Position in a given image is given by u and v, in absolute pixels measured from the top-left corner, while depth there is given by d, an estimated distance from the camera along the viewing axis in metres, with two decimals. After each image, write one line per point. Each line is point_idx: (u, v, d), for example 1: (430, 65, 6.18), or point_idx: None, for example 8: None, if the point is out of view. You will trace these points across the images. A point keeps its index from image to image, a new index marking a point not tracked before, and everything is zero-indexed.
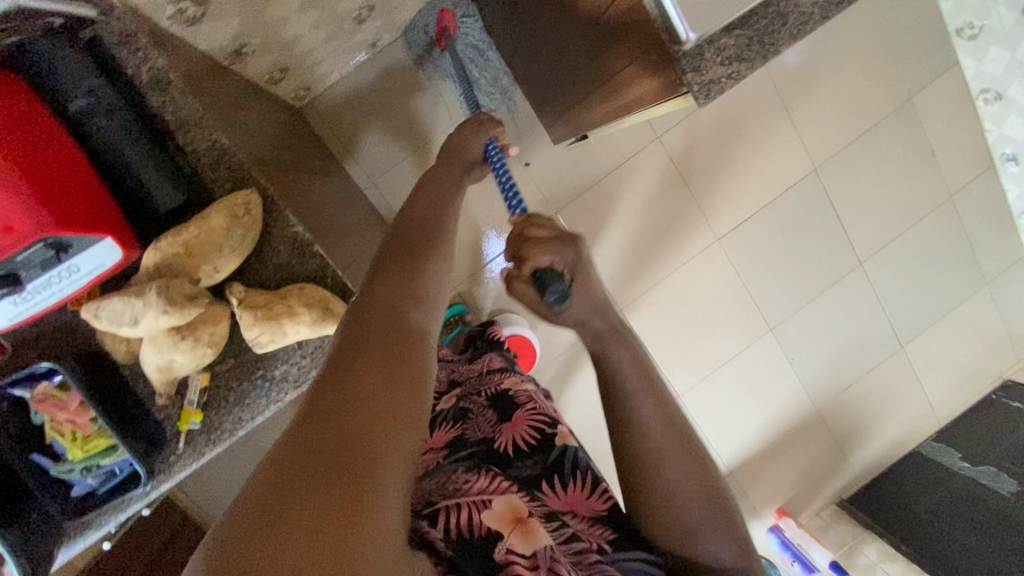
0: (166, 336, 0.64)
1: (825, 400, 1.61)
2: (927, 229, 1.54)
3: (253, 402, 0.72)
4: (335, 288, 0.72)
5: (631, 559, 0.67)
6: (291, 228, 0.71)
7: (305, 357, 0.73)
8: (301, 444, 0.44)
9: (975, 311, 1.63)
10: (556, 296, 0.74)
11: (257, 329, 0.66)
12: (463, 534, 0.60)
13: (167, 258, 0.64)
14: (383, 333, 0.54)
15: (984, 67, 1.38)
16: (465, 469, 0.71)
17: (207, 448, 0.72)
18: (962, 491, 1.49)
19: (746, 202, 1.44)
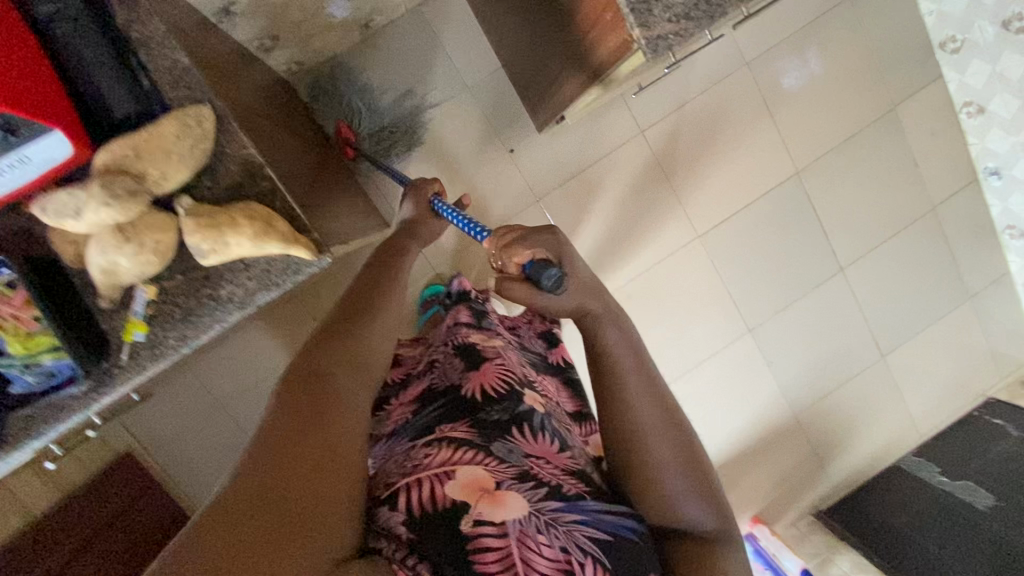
0: (111, 237, 0.60)
1: (805, 407, 1.60)
2: (910, 238, 1.55)
3: (198, 322, 0.67)
4: (285, 213, 0.68)
5: (607, 510, 0.63)
6: (243, 149, 0.67)
7: (251, 279, 0.68)
8: (231, 501, 0.46)
9: (958, 325, 1.63)
10: (551, 282, 0.65)
11: (200, 237, 0.62)
12: (422, 509, 0.58)
13: (116, 158, 0.60)
14: (311, 387, 0.56)
15: (967, 80, 1.42)
16: (427, 442, 0.67)
17: (150, 364, 0.67)
18: (938, 503, 1.47)
19: (728, 200, 1.45)
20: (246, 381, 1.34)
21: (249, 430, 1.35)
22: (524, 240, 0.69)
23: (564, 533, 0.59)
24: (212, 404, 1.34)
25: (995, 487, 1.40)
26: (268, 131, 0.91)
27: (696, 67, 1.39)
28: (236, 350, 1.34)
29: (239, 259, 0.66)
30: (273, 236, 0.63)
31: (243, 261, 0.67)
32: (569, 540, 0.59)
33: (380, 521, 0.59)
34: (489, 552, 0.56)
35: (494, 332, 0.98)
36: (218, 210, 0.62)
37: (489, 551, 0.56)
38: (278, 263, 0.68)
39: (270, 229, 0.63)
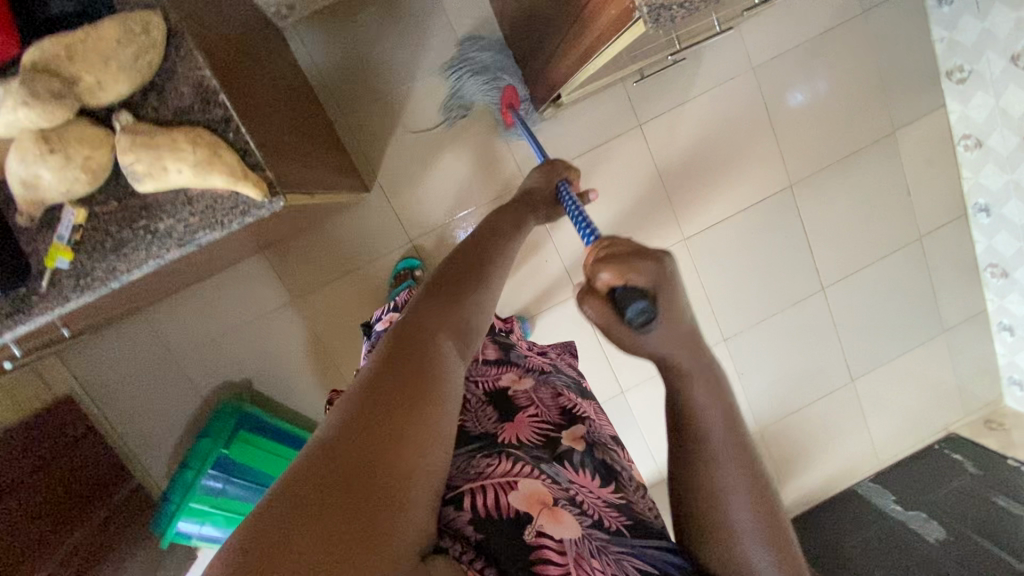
0: (33, 145, 0.57)
1: (771, 422, 1.60)
2: (894, 265, 1.54)
3: (131, 255, 0.63)
4: (236, 146, 0.63)
5: (651, 544, 0.61)
6: (197, 70, 0.61)
7: (194, 216, 0.63)
8: (329, 460, 0.42)
9: (931, 357, 1.63)
10: (636, 317, 0.51)
11: (132, 156, 0.59)
12: (487, 514, 0.58)
13: (47, 58, 0.56)
14: (417, 356, 0.51)
15: (968, 112, 1.41)
16: (484, 454, 0.66)
17: (72, 295, 0.64)
18: (889, 531, 1.48)
19: (719, 205, 1.43)
20: (205, 334, 1.29)
21: (198, 384, 1.31)
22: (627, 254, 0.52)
23: (616, 560, 0.58)
24: (161, 353, 1.28)
25: (947, 521, 1.42)
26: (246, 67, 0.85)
27: (702, 66, 1.35)
28: (196, 299, 1.28)
29: (181, 190, 0.62)
30: (215, 167, 0.60)
31: (187, 195, 0.63)
32: (619, 568, 0.58)
33: (445, 521, 0.57)
34: (550, 564, 0.55)
35: (527, 371, 0.90)
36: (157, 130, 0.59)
37: (551, 564, 0.55)
38: (224, 200, 0.63)
39: (211, 160, 0.59)
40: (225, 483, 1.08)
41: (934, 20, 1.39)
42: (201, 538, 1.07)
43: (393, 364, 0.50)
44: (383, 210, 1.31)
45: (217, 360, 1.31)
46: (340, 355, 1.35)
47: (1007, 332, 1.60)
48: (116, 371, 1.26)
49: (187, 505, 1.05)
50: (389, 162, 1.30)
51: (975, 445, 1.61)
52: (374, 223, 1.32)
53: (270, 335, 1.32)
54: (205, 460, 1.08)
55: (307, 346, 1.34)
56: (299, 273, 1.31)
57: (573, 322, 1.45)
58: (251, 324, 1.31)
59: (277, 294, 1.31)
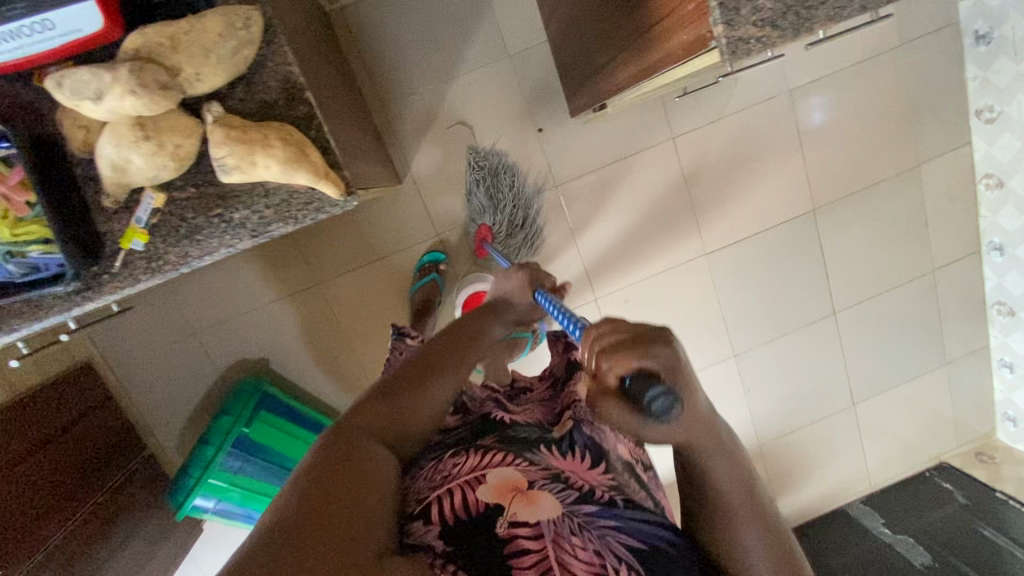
0: (129, 131, 0.55)
1: (770, 439, 1.63)
2: (905, 296, 1.57)
3: (204, 242, 0.63)
4: (317, 143, 0.63)
5: (643, 519, 0.65)
6: (286, 67, 0.61)
7: (270, 208, 0.63)
8: (289, 513, 0.54)
9: (931, 388, 1.67)
10: (656, 406, 0.46)
11: (225, 149, 0.57)
12: (456, 515, 0.63)
13: (149, 46, 0.54)
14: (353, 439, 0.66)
15: (993, 153, 1.43)
16: (454, 453, 0.73)
17: (144, 277, 0.63)
18: (878, 553, 1.52)
19: (742, 224, 1.45)
20: (227, 312, 1.30)
21: (217, 360, 1.32)
22: (620, 344, 0.49)
23: (599, 537, 0.62)
24: (182, 326, 1.30)
25: (933, 547, 1.47)
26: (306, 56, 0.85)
27: (739, 85, 1.36)
28: (220, 277, 1.29)
29: (261, 183, 0.61)
30: (303, 167, 0.59)
31: (264, 187, 0.62)
32: (603, 545, 0.61)
33: (414, 534, 0.62)
34: (525, 554, 0.59)
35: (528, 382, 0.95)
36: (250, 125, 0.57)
37: (526, 553, 0.59)
38: (300, 195, 0.63)
39: (301, 158, 0.59)
40: (244, 462, 1.09)
41: (969, 58, 1.41)
42: (216, 512, 1.09)
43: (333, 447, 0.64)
44: (412, 201, 1.32)
45: (237, 337, 1.31)
46: (358, 342, 1.36)
47: (1006, 369, 1.64)
48: (143, 343, 1.29)
49: (205, 480, 1.06)
50: (423, 155, 1.30)
51: (964, 475, 1.66)
52: (402, 214, 1.32)
53: (290, 317, 1.32)
54: (225, 438, 1.08)
55: (326, 331, 1.34)
56: (324, 258, 1.31)
57: None
58: (273, 305, 1.31)
59: (301, 277, 1.31)
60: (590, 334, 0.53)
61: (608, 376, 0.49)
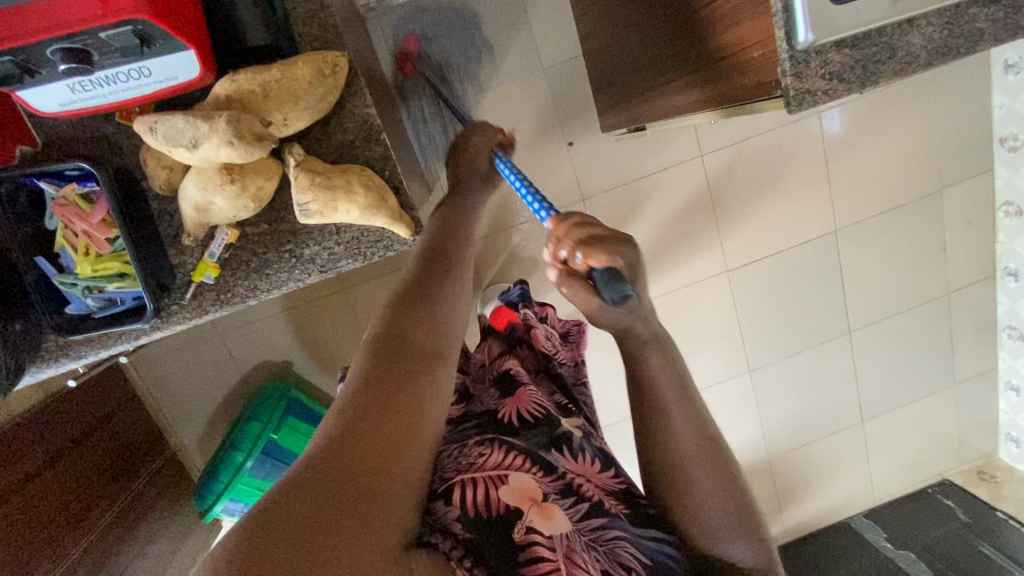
0: (216, 174, 0.57)
1: (779, 452, 1.66)
2: (919, 317, 1.59)
3: (273, 276, 0.66)
4: (391, 184, 0.65)
5: (643, 535, 0.68)
6: (365, 108, 0.64)
7: (340, 245, 0.65)
8: (314, 467, 0.48)
9: (938, 407, 1.70)
10: (614, 296, 0.59)
11: (310, 195, 0.58)
12: (477, 511, 0.61)
13: (242, 92, 0.56)
14: (395, 376, 0.57)
15: (1014, 180, 1.45)
16: (478, 442, 0.72)
17: (213, 308, 0.67)
18: (880, 566, 1.57)
19: (765, 242, 1.46)
20: (253, 315, 1.30)
21: (242, 362, 1.33)
22: (596, 238, 0.60)
23: (607, 553, 0.63)
24: (208, 328, 1.30)
25: (937, 566, 1.52)
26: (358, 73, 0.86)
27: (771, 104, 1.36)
28: None
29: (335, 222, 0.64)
30: (383, 211, 0.61)
31: (336, 225, 0.65)
32: (612, 559, 0.63)
33: (433, 517, 0.61)
34: (541, 563, 0.59)
35: (529, 360, 0.99)
36: (335, 169, 0.59)
37: (542, 561, 0.59)
38: (370, 233, 0.66)
39: (381, 201, 0.61)
40: (270, 469, 1.11)
41: (997, 86, 1.42)
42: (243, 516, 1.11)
43: (370, 382, 0.56)
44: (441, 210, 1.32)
45: (262, 340, 1.32)
46: None
47: (1012, 392, 1.67)
48: (166, 344, 1.29)
49: (235, 485, 1.08)
50: None
51: (966, 492, 1.70)
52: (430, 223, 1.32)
53: (312, 323, 1.33)
54: (254, 445, 1.09)
55: (349, 336, 1.35)
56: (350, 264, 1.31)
57: (608, 340, 1.48)
58: (298, 309, 1.32)
59: (327, 282, 1.31)
60: (564, 219, 0.63)
61: (579, 263, 0.60)
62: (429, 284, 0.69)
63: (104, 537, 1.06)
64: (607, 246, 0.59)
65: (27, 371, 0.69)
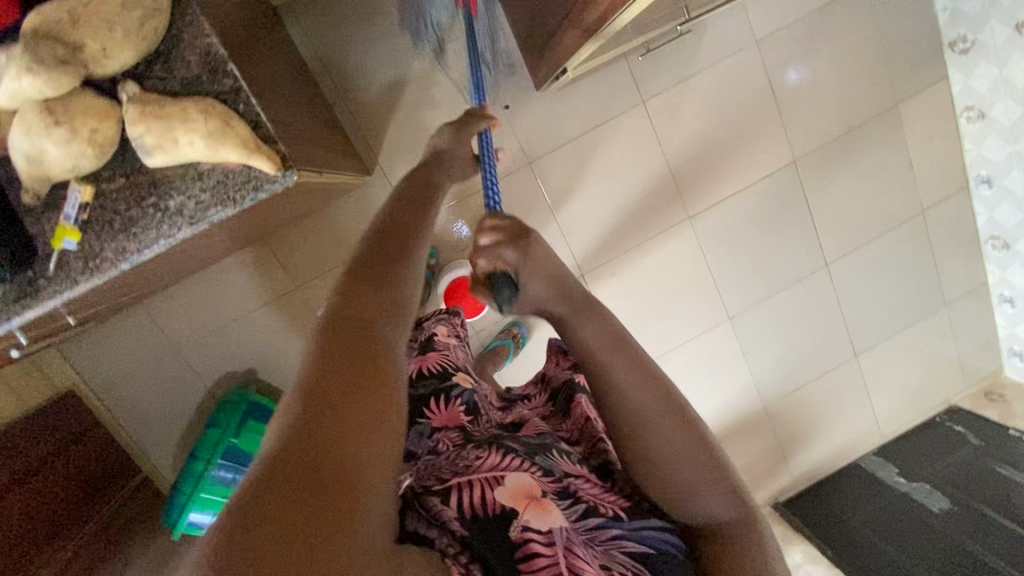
0: (39, 119, 0.60)
1: (774, 399, 1.60)
2: (896, 240, 1.54)
3: (140, 235, 0.67)
4: (246, 117, 0.67)
5: (648, 526, 0.56)
6: (204, 38, 0.66)
7: (205, 193, 0.68)
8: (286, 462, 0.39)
9: (933, 331, 1.64)
10: (500, 301, 0.64)
11: (143, 127, 0.62)
12: (473, 511, 0.51)
13: (47, 21, 0.59)
14: (366, 350, 0.49)
15: (971, 83, 1.40)
16: (476, 445, 0.61)
17: (80, 278, 0.67)
18: (894, 504, 1.50)
19: (723, 182, 1.43)
20: (207, 326, 1.27)
21: (203, 376, 1.29)
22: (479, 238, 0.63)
23: (606, 551, 0.52)
24: (158, 341, 1.26)
25: (952, 492, 1.43)
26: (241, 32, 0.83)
27: (705, 39, 1.34)
28: (193, 289, 1.26)
29: (192, 162, 0.66)
30: (229, 139, 0.64)
31: (198, 170, 0.67)
32: (611, 559, 0.51)
33: (433, 513, 0.51)
34: (539, 558, 0.48)
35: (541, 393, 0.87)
36: (167, 100, 0.63)
37: (540, 555, 0.48)
38: (232, 173, 0.67)
39: (223, 127, 0.63)
40: (235, 473, 1.10)
41: None
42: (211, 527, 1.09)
43: (333, 363, 0.46)
44: (383, 192, 1.29)
45: (222, 349, 1.29)
46: None
47: (1007, 305, 1.61)
48: (120, 364, 1.25)
49: (197, 495, 1.06)
50: (389, 143, 1.28)
51: (976, 416, 1.62)
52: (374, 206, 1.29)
53: (267, 326, 1.30)
54: (214, 450, 1.08)
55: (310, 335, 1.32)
56: (299, 259, 1.28)
57: None
58: (251, 313, 1.28)
59: (279, 280, 1.28)
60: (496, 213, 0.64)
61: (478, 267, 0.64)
62: (394, 257, 0.59)
63: (67, 568, 1.06)
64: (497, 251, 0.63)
65: None
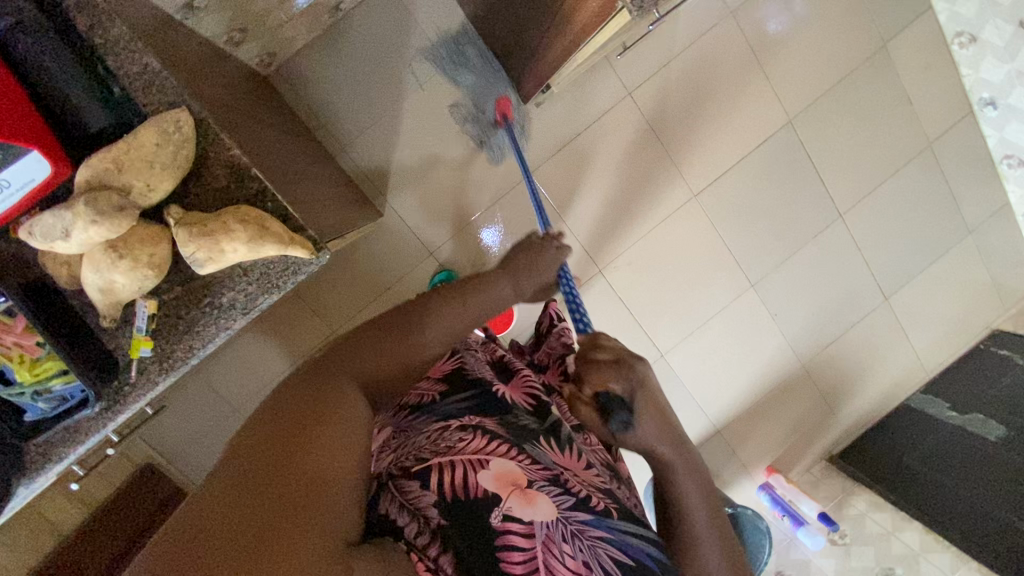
0: (104, 256, 0.67)
1: (811, 356, 1.61)
2: (909, 178, 1.53)
3: (203, 332, 0.75)
4: (279, 213, 0.76)
5: (631, 533, 0.63)
6: (228, 153, 0.74)
7: (252, 285, 0.76)
8: (217, 507, 0.47)
9: (962, 260, 1.62)
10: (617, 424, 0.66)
11: (194, 245, 0.68)
12: (453, 493, 0.60)
13: (99, 173, 0.67)
14: (328, 385, 0.57)
15: (957, 9, 1.39)
16: (460, 426, 0.68)
17: (160, 377, 0.75)
18: (950, 440, 1.48)
19: (722, 155, 1.44)
20: (257, 386, 1.33)
21: None
22: (595, 360, 0.66)
23: (590, 547, 0.60)
24: (217, 403, 1.31)
25: (1004, 417, 1.40)
26: (237, 124, 0.90)
27: (680, 20, 1.36)
28: (239, 354, 1.31)
29: (238, 265, 0.74)
30: (268, 240, 0.71)
31: (241, 268, 0.76)
32: (592, 556, 0.59)
33: (407, 498, 0.60)
34: (515, 550, 0.58)
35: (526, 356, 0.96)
36: (209, 218, 0.69)
37: (516, 550, 0.58)
38: (272, 265, 0.76)
39: (262, 231, 0.70)
40: None
41: None
42: None
43: (285, 404, 0.55)
44: (399, 230, 1.35)
45: None
46: None
47: None
48: (186, 431, 1.30)
49: None
50: (395, 182, 1.33)
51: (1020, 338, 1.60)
52: (393, 244, 1.35)
53: None
54: None
55: None
56: (331, 307, 1.35)
57: (601, 299, 1.49)
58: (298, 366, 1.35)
59: (319, 330, 1.35)
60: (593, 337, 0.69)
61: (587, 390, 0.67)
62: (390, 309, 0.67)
63: None
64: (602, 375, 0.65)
65: (19, 487, 0.72)
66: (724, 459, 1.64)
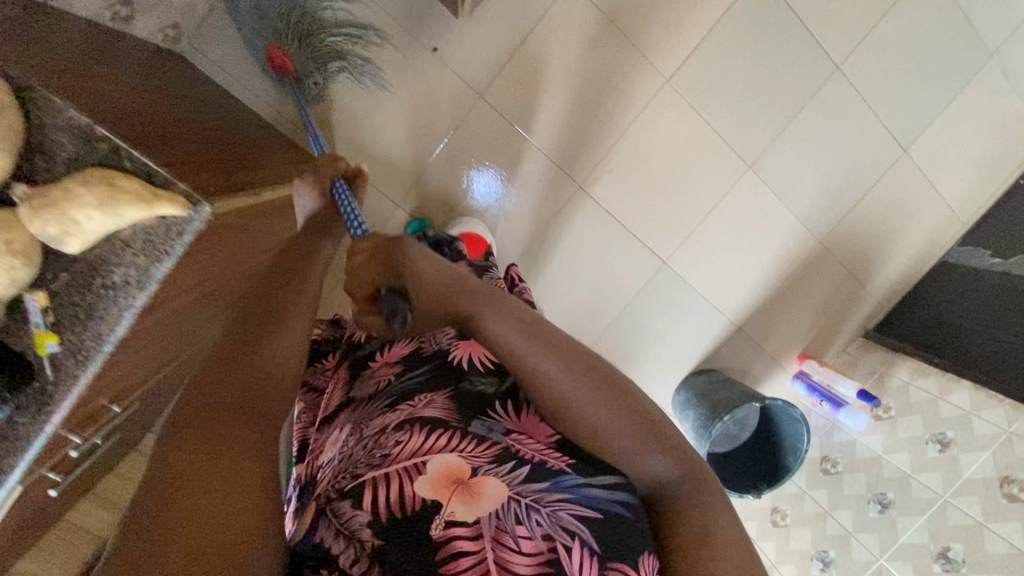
0: None
1: (830, 231, 1.49)
2: (912, 7, 1.34)
3: (106, 316, 0.63)
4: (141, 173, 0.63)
5: (593, 485, 0.58)
6: (62, 112, 0.60)
7: (139, 254, 0.64)
8: (172, 498, 0.47)
9: (988, 90, 1.43)
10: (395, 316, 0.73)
11: (38, 223, 0.57)
12: (390, 513, 0.54)
13: None
14: (250, 382, 0.60)
15: None
16: (397, 424, 0.61)
17: (79, 374, 0.63)
18: (999, 288, 1.37)
19: (689, 30, 1.29)
20: None
21: None
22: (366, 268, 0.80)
23: (548, 517, 0.53)
24: None
25: None
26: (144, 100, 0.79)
27: None
28: None
29: (116, 237, 0.63)
30: (123, 199, 0.59)
31: (121, 239, 0.63)
32: (551, 526, 0.53)
33: (341, 522, 0.55)
34: (464, 556, 0.51)
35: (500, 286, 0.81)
36: None
37: (463, 556, 0.51)
38: (156, 228, 0.64)
39: (112, 190, 0.59)
40: None
41: None
42: None
43: (220, 403, 0.56)
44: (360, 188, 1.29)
45: None
46: None
47: None
48: None
49: None
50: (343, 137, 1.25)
51: None
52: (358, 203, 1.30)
53: None
54: None
55: None
56: None
57: (590, 216, 1.41)
58: None
59: None
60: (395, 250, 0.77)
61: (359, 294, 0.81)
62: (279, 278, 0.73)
63: None
64: (374, 268, 0.80)
65: None
66: (750, 356, 1.57)
